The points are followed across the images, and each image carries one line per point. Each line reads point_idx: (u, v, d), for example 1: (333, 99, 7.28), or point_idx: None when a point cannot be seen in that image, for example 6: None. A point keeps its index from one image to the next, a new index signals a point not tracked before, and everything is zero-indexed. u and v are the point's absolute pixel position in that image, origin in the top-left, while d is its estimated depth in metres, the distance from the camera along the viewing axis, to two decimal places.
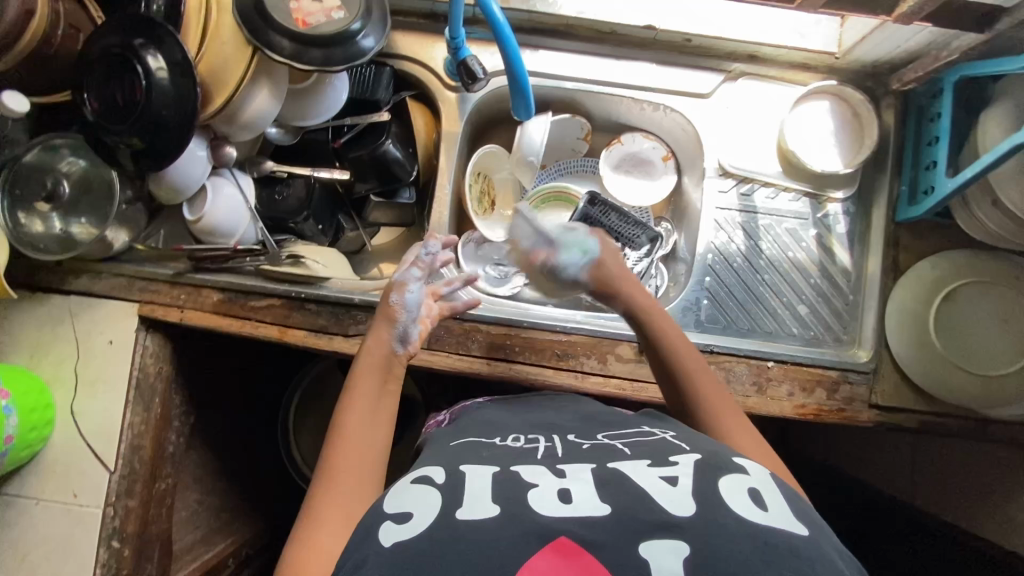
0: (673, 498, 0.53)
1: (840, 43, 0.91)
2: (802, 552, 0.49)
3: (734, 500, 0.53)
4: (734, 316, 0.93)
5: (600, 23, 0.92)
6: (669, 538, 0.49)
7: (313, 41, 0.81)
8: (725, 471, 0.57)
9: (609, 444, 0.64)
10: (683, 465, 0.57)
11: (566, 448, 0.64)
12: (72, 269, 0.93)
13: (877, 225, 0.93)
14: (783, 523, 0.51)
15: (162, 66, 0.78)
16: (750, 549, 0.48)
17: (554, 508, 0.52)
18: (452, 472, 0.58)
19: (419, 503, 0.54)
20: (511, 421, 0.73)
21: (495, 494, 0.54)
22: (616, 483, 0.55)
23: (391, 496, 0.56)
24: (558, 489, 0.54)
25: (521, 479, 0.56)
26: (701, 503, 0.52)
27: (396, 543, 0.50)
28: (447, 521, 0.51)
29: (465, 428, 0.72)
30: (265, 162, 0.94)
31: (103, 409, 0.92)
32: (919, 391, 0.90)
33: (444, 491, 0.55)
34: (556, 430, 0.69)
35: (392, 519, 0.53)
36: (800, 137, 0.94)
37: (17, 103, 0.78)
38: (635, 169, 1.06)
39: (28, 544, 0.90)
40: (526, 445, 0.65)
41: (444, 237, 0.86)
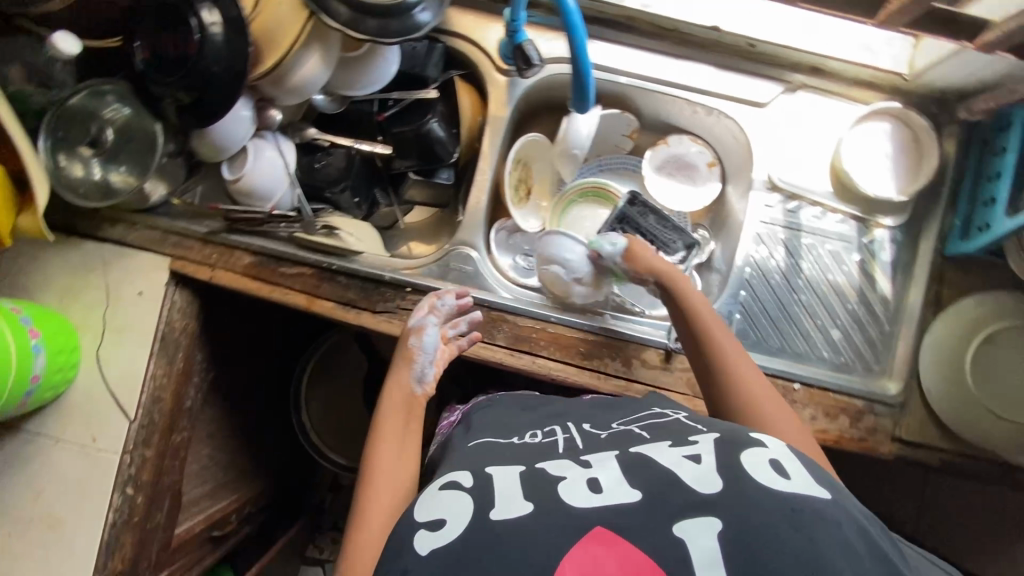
0: (696, 476, 0.54)
1: (911, 64, 0.88)
2: (827, 513, 0.50)
3: (757, 471, 0.54)
4: (766, 333, 0.91)
5: (665, 19, 0.89)
6: (701, 516, 0.50)
7: (371, 11, 0.78)
8: (745, 445, 0.58)
9: (626, 430, 0.67)
10: (704, 443, 0.59)
11: (585, 439, 0.66)
12: (110, 217, 0.93)
13: (924, 255, 0.91)
14: (806, 489, 0.52)
15: (216, 21, 0.77)
16: (775, 515, 0.49)
17: (585, 498, 0.54)
18: (480, 477, 0.61)
19: (450, 509, 0.57)
20: (525, 417, 0.76)
21: (526, 492, 0.57)
22: (642, 466, 0.57)
23: (420, 508, 0.59)
24: (586, 480, 0.57)
25: (545, 473, 0.59)
26: (725, 478, 0.53)
27: (432, 552, 0.53)
28: (483, 523, 0.54)
29: (480, 427, 0.75)
30: (308, 128, 0.94)
31: (128, 359, 0.92)
32: (945, 429, 0.89)
33: (474, 496, 0.58)
34: (570, 421, 0.72)
35: (425, 527, 0.56)
36: (856, 158, 0.91)
37: (70, 46, 0.77)
38: (678, 172, 1.05)
39: (45, 482, 0.91)
40: (544, 438, 0.68)
41: (459, 288, 0.89)
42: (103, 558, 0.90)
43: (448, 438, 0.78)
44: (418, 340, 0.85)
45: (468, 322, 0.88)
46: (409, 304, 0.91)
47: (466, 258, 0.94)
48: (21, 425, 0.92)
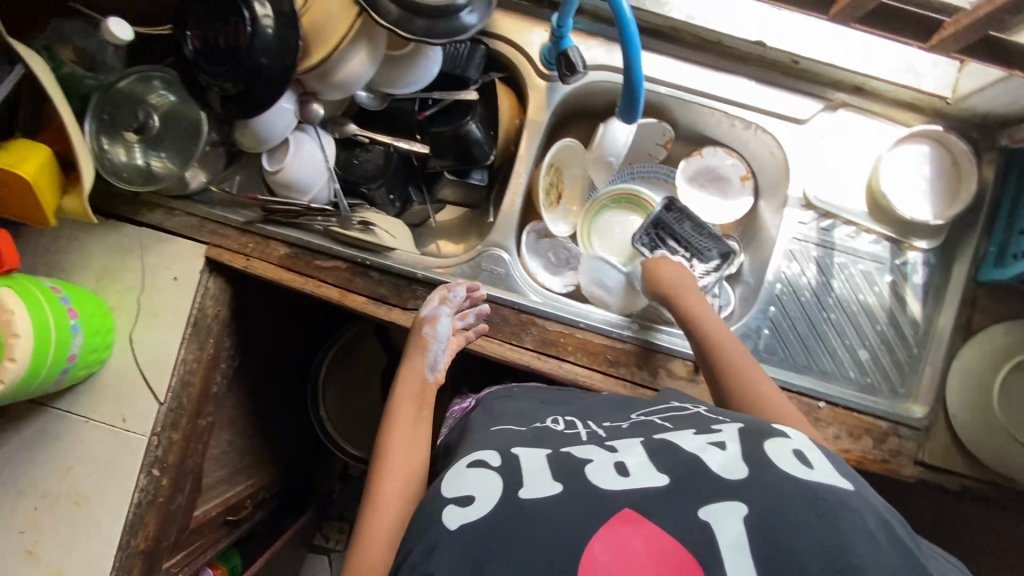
0: (723, 462, 0.54)
1: (955, 88, 0.87)
2: (849, 502, 0.50)
3: (782, 460, 0.54)
4: (793, 349, 0.92)
5: (710, 32, 0.89)
6: (726, 501, 0.51)
7: (421, 11, 0.78)
8: (767, 436, 0.58)
9: (647, 420, 0.67)
10: (727, 432, 0.59)
11: (608, 430, 0.66)
12: (149, 202, 0.94)
13: (956, 281, 0.90)
14: (829, 479, 0.53)
15: (268, 14, 0.77)
16: (798, 502, 0.49)
17: (612, 480, 0.54)
18: (506, 456, 0.62)
19: (479, 487, 0.57)
20: (541, 407, 0.76)
21: (554, 472, 0.57)
22: (666, 451, 0.57)
23: (448, 485, 0.60)
24: (614, 464, 0.57)
25: (572, 456, 0.60)
26: (752, 465, 0.53)
27: (463, 526, 0.54)
28: (514, 502, 0.54)
29: (500, 414, 0.75)
30: (348, 124, 0.94)
31: (160, 343, 0.94)
32: (969, 454, 0.89)
33: (504, 474, 0.58)
34: (589, 415, 0.71)
35: (454, 503, 0.57)
36: (894, 179, 0.90)
37: (122, 32, 0.77)
38: (710, 184, 1.05)
39: (74, 458, 0.93)
40: (566, 429, 0.68)
41: (469, 282, 0.89)
42: (126, 537, 0.92)
43: (466, 422, 0.78)
44: (431, 329, 0.85)
45: (476, 315, 0.88)
46: None
47: (497, 260, 0.95)
48: (52, 402, 0.94)
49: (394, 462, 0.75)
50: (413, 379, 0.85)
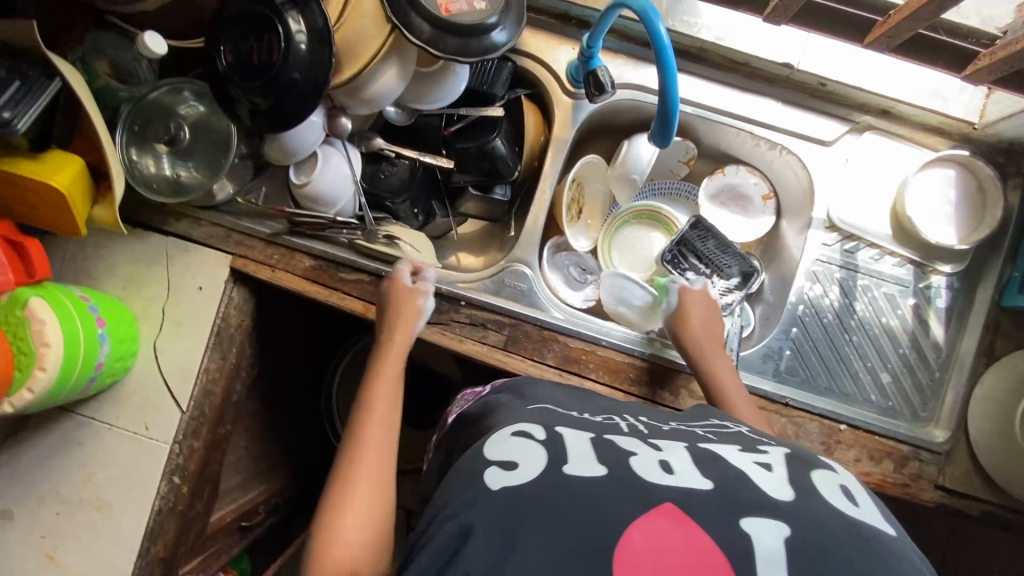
0: (769, 483, 0.54)
1: (982, 114, 0.87)
2: (891, 546, 0.50)
3: (829, 493, 0.55)
4: (815, 371, 0.92)
5: (738, 53, 0.89)
6: (769, 518, 0.50)
7: (452, 30, 0.79)
8: (816, 468, 0.59)
9: (687, 428, 0.67)
10: (774, 456, 0.59)
11: (647, 427, 0.67)
12: (175, 212, 0.95)
13: (980, 306, 0.90)
14: (872, 520, 0.53)
15: (302, 30, 0.78)
16: (843, 536, 0.49)
17: (657, 475, 0.54)
18: (551, 432, 0.61)
19: (523, 456, 0.57)
20: (576, 400, 0.75)
21: (599, 456, 0.57)
22: (712, 461, 0.57)
23: (489, 449, 0.60)
24: (659, 460, 0.57)
25: (617, 445, 0.59)
26: (798, 491, 0.54)
27: (504, 487, 0.54)
28: (557, 473, 0.54)
29: (535, 397, 0.74)
30: (375, 139, 0.95)
31: (183, 351, 0.95)
32: (989, 480, 0.88)
33: (547, 448, 0.58)
34: (624, 411, 0.71)
35: (498, 466, 0.56)
36: (919, 203, 0.90)
37: (156, 45, 0.77)
38: (731, 203, 1.04)
39: (97, 464, 0.94)
40: (603, 420, 0.68)
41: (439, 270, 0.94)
42: (146, 543, 0.92)
43: (495, 399, 0.77)
44: (415, 301, 0.87)
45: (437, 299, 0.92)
46: (463, 318, 0.92)
47: (520, 275, 0.95)
48: (76, 408, 0.94)
49: (373, 429, 0.75)
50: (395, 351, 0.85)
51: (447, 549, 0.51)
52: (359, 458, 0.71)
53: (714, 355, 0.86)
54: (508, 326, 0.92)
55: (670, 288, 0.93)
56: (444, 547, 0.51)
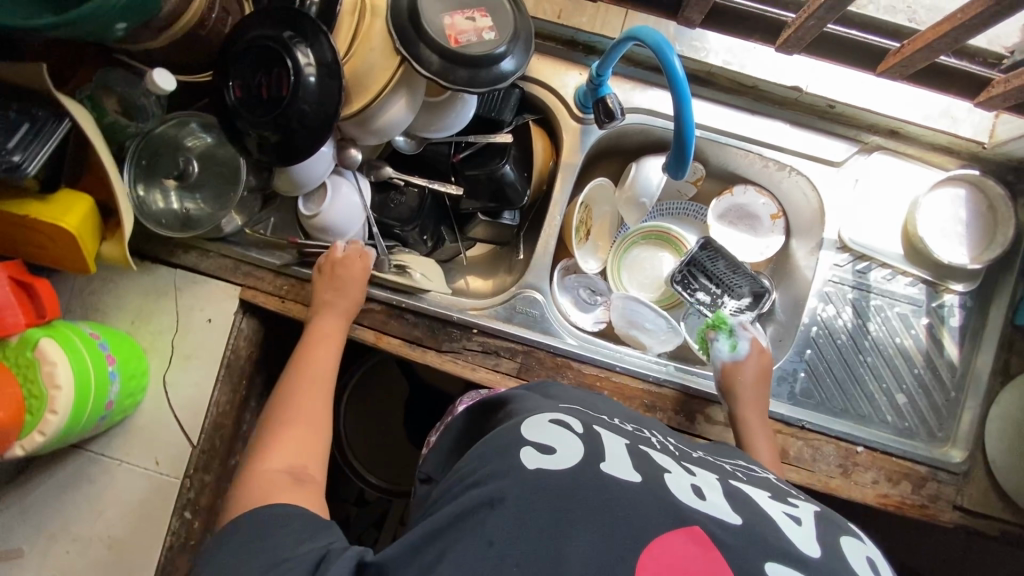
0: (797, 536, 0.54)
1: (992, 134, 0.87)
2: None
3: (856, 562, 0.54)
4: (830, 394, 0.91)
5: (746, 77, 0.89)
6: (791, 568, 0.50)
7: (462, 61, 0.79)
8: (843, 531, 0.58)
9: (714, 461, 0.67)
10: (803, 511, 0.59)
11: (677, 449, 0.66)
12: (184, 244, 0.94)
13: (993, 324, 0.90)
14: None
15: (311, 63, 0.77)
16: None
17: (691, 497, 0.54)
18: (589, 429, 0.61)
19: (560, 442, 0.57)
20: (608, 406, 0.74)
21: (634, 463, 0.56)
22: (743, 500, 0.57)
23: (528, 428, 0.59)
24: (691, 484, 0.57)
25: (652, 458, 0.59)
26: (825, 550, 0.53)
27: (539, 468, 0.53)
28: (595, 471, 0.53)
29: (561, 396, 0.73)
30: (384, 167, 0.94)
31: (193, 384, 0.94)
32: (1007, 500, 0.88)
33: (584, 441, 0.58)
34: (647, 425, 0.71)
35: (534, 447, 0.56)
36: (931, 223, 0.90)
37: (165, 81, 0.77)
38: (740, 222, 1.04)
39: (107, 500, 0.92)
40: (634, 430, 0.67)
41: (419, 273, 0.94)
42: None
43: (514, 393, 0.78)
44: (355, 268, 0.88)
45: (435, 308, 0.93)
46: (476, 346, 0.91)
47: (531, 302, 0.95)
48: (85, 444, 0.93)
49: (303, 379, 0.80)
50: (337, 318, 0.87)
51: (471, 512, 0.50)
52: (290, 409, 0.76)
53: (756, 410, 0.85)
54: (520, 353, 0.91)
55: (741, 336, 0.90)
56: (467, 508, 0.51)
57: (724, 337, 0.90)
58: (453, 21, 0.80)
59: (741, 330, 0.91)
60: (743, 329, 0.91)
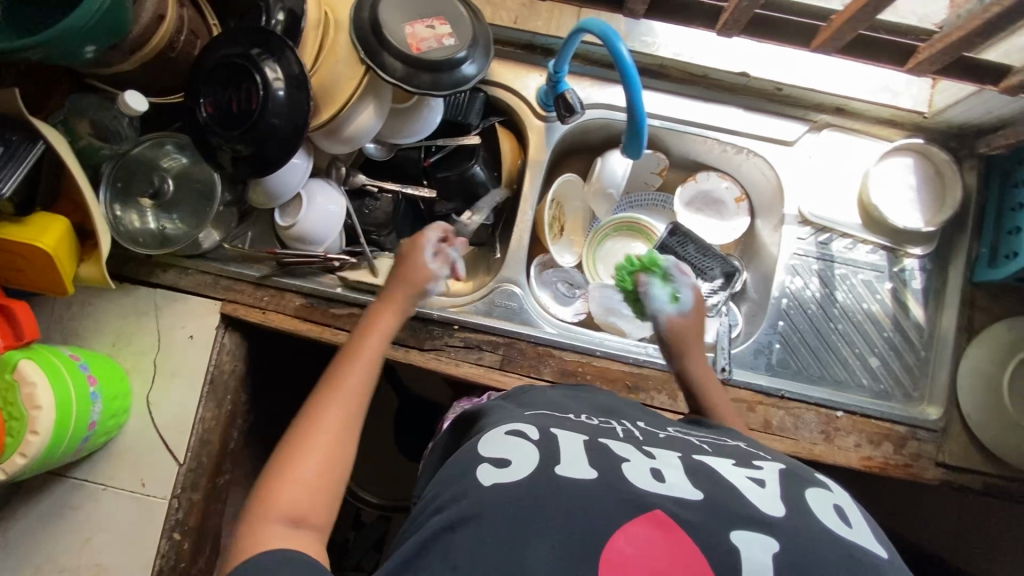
0: (760, 498, 0.56)
1: (931, 104, 0.93)
2: (882, 568, 0.51)
3: (821, 513, 0.56)
4: (806, 362, 0.94)
5: (696, 66, 0.94)
6: (761, 534, 0.51)
7: (424, 66, 0.83)
8: (810, 486, 0.59)
9: (683, 437, 0.69)
10: (768, 472, 0.61)
11: (644, 433, 0.69)
12: (163, 263, 0.95)
13: (953, 282, 0.94)
14: (866, 542, 0.54)
15: (279, 77, 0.80)
16: (834, 555, 0.51)
17: (648, 482, 0.56)
18: (545, 432, 0.63)
19: (515, 454, 0.59)
20: (575, 403, 0.76)
21: (591, 460, 0.58)
22: (703, 472, 0.59)
23: (485, 445, 0.61)
24: (650, 468, 0.58)
25: (610, 450, 0.61)
26: (790, 507, 0.55)
27: (497, 483, 0.55)
28: (545, 476, 0.55)
29: (530, 402, 0.75)
30: (357, 174, 0.97)
31: (177, 404, 0.93)
32: (987, 454, 0.90)
33: (540, 448, 0.59)
34: (620, 416, 0.73)
35: (490, 463, 0.58)
36: (884, 192, 0.94)
37: (137, 102, 0.79)
38: (707, 208, 1.08)
39: (92, 528, 0.91)
40: (600, 423, 0.69)
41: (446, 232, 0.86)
42: None
43: (491, 403, 0.79)
44: (419, 254, 0.82)
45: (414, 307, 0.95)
46: (458, 342, 0.93)
47: (510, 295, 0.97)
48: (68, 472, 0.92)
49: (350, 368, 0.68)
50: (391, 310, 0.78)
51: (434, 538, 0.52)
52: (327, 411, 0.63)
53: (706, 370, 0.84)
54: (503, 345, 0.93)
55: (683, 288, 0.86)
56: (430, 535, 0.52)
57: (662, 282, 0.87)
58: (413, 30, 0.84)
59: (683, 278, 0.87)
60: (683, 275, 0.88)
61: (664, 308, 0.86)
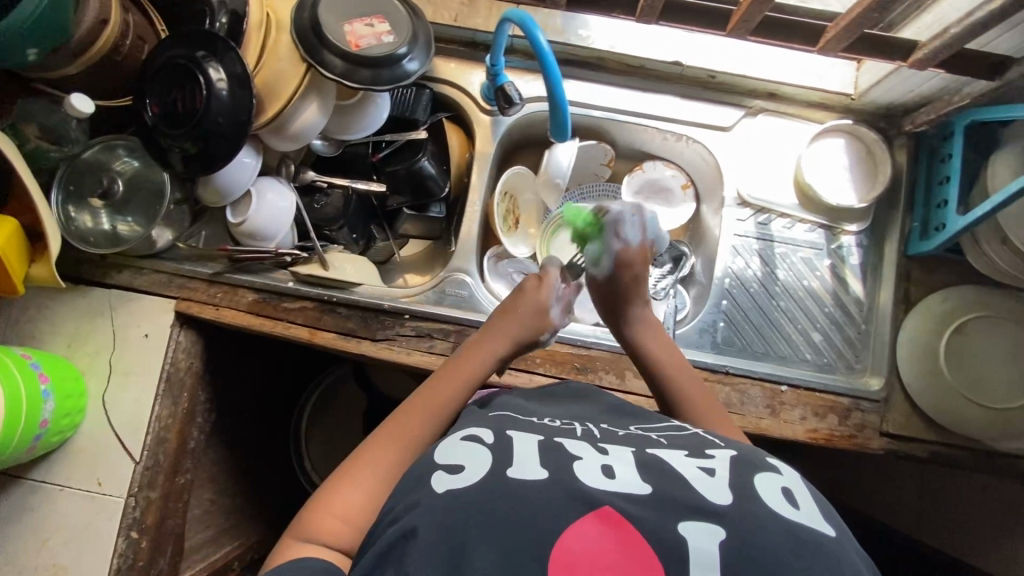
0: (709, 487, 0.55)
1: (856, 85, 0.96)
2: (829, 548, 0.51)
3: (768, 495, 0.55)
4: (750, 339, 0.96)
5: (631, 57, 0.98)
6: (704, 522, 0.51)
7: (363, 62, 0.86)
8: (760, 469, 0.59)
9: (642, 433, 0.67)
10: (719, 460, 0.60)
11: (602, 433, 0.67)
12: (117, 264, 0.97)
13: (889, 256, 0.96)
14: (812, 522, 0.53)
15: (222, 78, 0.83)
16: (781, 543, 0.50)
17: (598, 479, 0.55)
18: (501, 436, 0.62)
19: (468, 459, 0.58)
20: (549, 407, 0.75)
21: (542, 459, 0.58)
22: (655, 466, 0.58)
23: (440, 451, 0.61)
24: (601, 464, 0.58)
25: (563, 448, 0.60)
26: (737, 495, 0.54)
27: (448, 490, 0.54)
28: (499, 477, 0.55)
29: (498, 405, 0.74)
30: (306, 171, 0.99)
31: (132, 402, 0.94)
32: (931, 422, 0.92)
33: (495, 450, 0.59)
34: (586, 418, 0.72)
35: (444, 469, 0.57)
36: (817, 171, 0.98)
37: (83, 104, 0.81)
38: (655, 196, 1.10)
39: (50, 530, 0.91)
40: (562, 424, 0.69)
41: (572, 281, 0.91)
42: None
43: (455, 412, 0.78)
44: (526, 305, 0.83)
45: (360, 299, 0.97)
46: (409, 331, 0.94)
47: (460, 283, 0.99)
48: (26, 474, 0.93)
49: (425, 411, 0.70)
50: (484, 354, 0.79)
51: (391, 548, 0.52)
52: (387, 441, 0.66)
53: (655, 338, 0.84)
54: (453, 333, 0.94)
55: (608, 248, 0.87)
56: (387, 545, 0.52)
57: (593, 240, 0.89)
58: (352, 29, 0.87)
59: (612, 239, 0.87)
60: (613, 236, 0.87)
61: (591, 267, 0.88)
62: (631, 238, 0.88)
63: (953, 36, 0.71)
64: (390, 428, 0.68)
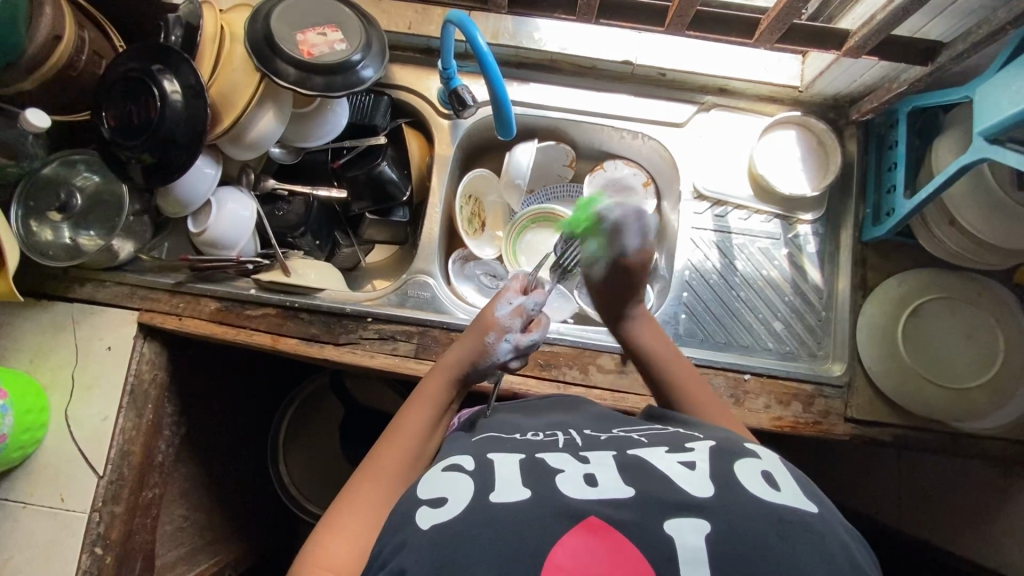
0: (688, 479, 0.52)
1: (803, 77, 0.99)
2: (814, 526, 0.48)
3: (748, 481, 0.52)
4: (711, 329, 0.97)
5: (584, 59, 1.00)
6: (690, 518, 0.48)
7: (317, 69, 0.87)
8: (739, 456, 0.56)
9: (626, 435, 0.64)
10: (699, 452, 0.57)
11: (585, 439, 0.64)
12: (80, 278, 0.97)
13: (845, 243, 0.98)
14: (794, 501, 0.51)
15: (176, 89, 0.84)
16: (764, 523, 0.47)
17: (581, 490, 0.52)
18: (482, 460, 0.59)
19: (451, 489, 0.55)
20: (535, 422, 0.72)
21: (525, 479, 0.54)
22: (637, 467, 0.55)
23: (424, 485, 0.57)
24: (583, 474, 0.54)
25: (544, 463, 0.57)
26: (719, 485, 0.51)
27: (434, 525, 0.51)
28: (482, 504, 0.51)
29: (484, 425, 0.71)
30: (266, 179, 1.01)
31: (96, 416, 0.94)
32: (893, 405, 0.92)
33: (476, 477, 0.55)
34: (569, 426, 0.69)
35: (427, 504, 0.54)
36: (769, 162, 0.99)
37: (39, 119, 0.81)
38: (618, 195, 1.10)
39: (12, 549, 0.90)
40: (544, 438, 0.65)
41: (545, 291, 0.83)
42: None
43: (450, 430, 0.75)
44: (492, 309, 0.77)
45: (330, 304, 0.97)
46: (371, 334, 0.95)
47: (423, 285, 1.00)
48: None
49: (403, 444, 0.67)
50: (451, 370, 0.74)
51: None
52: (369, 482, 0.63)
53: (654, 336, 0.81)
54: (416, 335, 0.94)
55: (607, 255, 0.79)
56: None
57: (594, 243, 0.81)
58: (305, 38, 0.89)
59: (615, 240, 0.79)
60: (615, 241, 0.79)
61: (587, 265, 0.82)
62: (632, 248, 0.78)
63: (878, 22, 0.74)
64: (371, 467, 0.64)
